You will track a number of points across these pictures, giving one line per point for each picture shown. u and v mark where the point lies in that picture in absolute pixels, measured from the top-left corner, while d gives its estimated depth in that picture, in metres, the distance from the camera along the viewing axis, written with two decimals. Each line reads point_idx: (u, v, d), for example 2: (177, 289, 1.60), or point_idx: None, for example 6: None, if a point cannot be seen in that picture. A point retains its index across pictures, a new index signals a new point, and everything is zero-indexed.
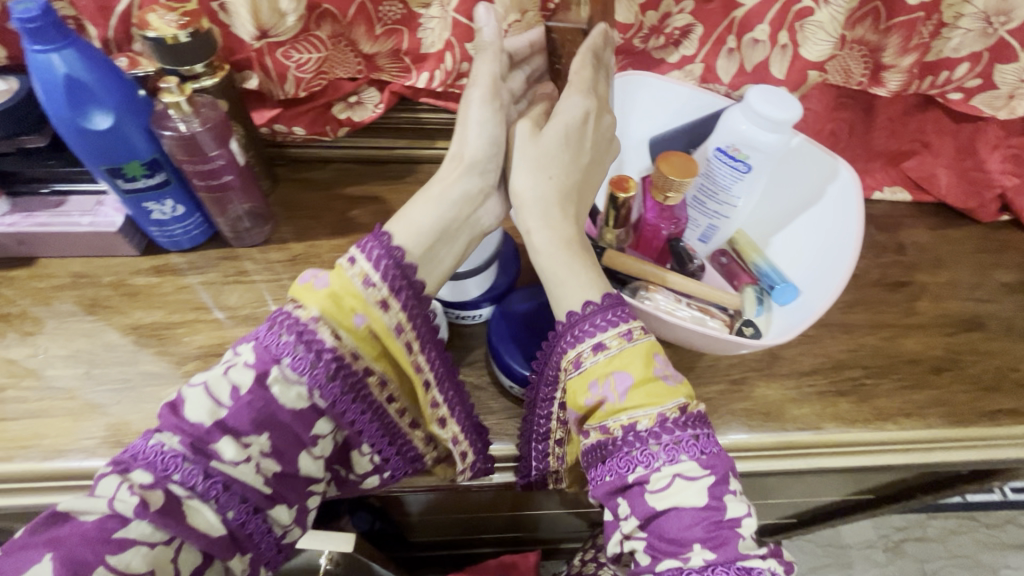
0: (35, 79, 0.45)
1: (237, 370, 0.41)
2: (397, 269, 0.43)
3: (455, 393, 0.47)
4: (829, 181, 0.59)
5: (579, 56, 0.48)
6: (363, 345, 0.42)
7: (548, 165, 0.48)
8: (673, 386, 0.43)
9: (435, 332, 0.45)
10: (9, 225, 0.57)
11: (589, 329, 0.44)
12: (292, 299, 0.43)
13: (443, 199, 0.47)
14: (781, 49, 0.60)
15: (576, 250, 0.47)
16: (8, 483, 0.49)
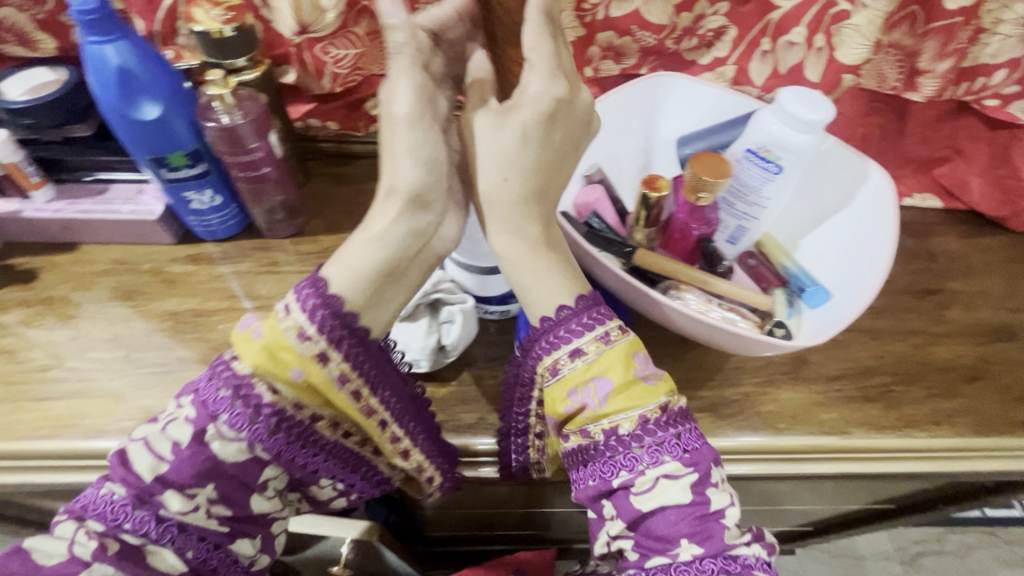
0: (89, 70, 0.47)
1: (177, 424, 0.41)
2: (335, 317, 0.41)
3: (418, 425, 0.47)
4: (860, 184, 0.58)
5: (529, 27, 0.42)
6: (304, 394, 0.41)
7: (510, 163, 0.44)
8: (653, 386, 0.43)
9: (387, 369, 0.44)
10: (54, 211, 0.58)
11: (567, 334, 0.44)
12: (231, 349, 0.42)
13: (380, 237, 0.43)
14: (816, 52, 0.60)
15: (544, 252, 0.46)
16: (49, 461, 0.50)
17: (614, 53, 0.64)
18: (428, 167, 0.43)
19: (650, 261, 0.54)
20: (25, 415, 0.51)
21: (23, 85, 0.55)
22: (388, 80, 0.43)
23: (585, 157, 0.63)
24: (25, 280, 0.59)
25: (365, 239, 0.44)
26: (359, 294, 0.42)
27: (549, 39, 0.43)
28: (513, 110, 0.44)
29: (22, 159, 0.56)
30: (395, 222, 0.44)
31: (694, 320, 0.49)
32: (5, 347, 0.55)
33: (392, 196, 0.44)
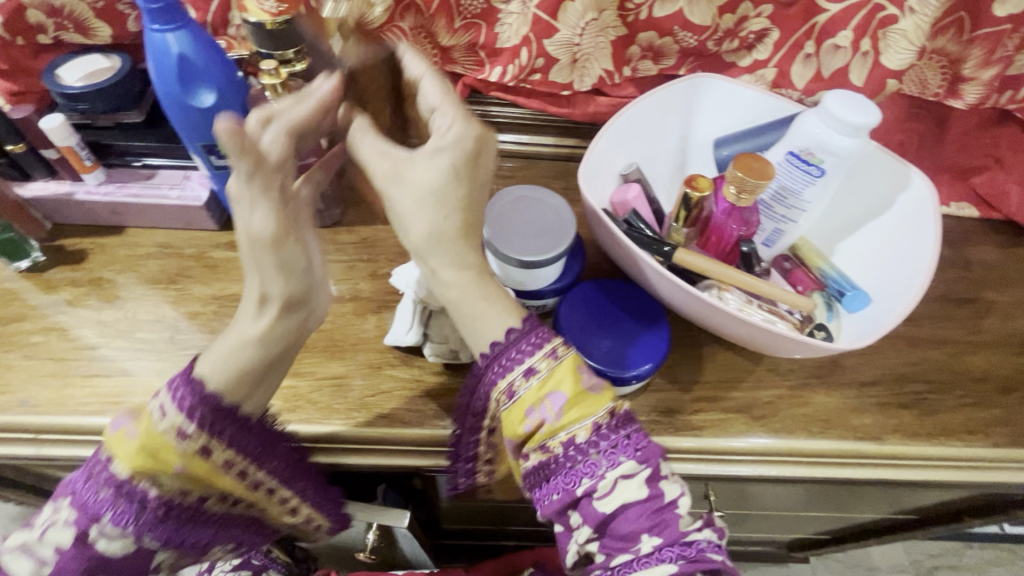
0: (150, 58, 0.48)
1: (56, 528, 0.43)
2: (212, 411, 0.43)
3: (306, 485, 0.52)
4: (900, 190, 0.58)
5: (423, 82, 0.45)
6: (188, 483, 0.44)
7: (440, 199, 0.43)
8: (600, 393, 0.44)
9: (272, 442, 0.48)
10: (104, 195, 0.60)
11: (517, 355, 0.44)
12: (106, 448, 0.43)
13: (248, 338, 0.43)
14: (862, 56, 0.59)
15: (482, 283, 0.45)
16: (95, 437, 0.52)
17: (654, 53, 0.64)
18: (301, 260, 0.42)
19: (690, 261, 0.53)
20: (76, 391, 0.53)
21: (79, 71, 0.57)
22: (245, 202, 0.39)
23: (621, 157, 0.64)
24: (74, 260, 0.61)
25: (232, 339, 0.43)
26: (236, 385, 0.43)
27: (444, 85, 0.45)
28: (434, 147, 0.43)
29: (76, 143, 0.56)
30: (266, 324, 0.43)
31: (736, 318, 0.49)
32: (56, 324, 0.56)
33: (255, 302, 0.42)
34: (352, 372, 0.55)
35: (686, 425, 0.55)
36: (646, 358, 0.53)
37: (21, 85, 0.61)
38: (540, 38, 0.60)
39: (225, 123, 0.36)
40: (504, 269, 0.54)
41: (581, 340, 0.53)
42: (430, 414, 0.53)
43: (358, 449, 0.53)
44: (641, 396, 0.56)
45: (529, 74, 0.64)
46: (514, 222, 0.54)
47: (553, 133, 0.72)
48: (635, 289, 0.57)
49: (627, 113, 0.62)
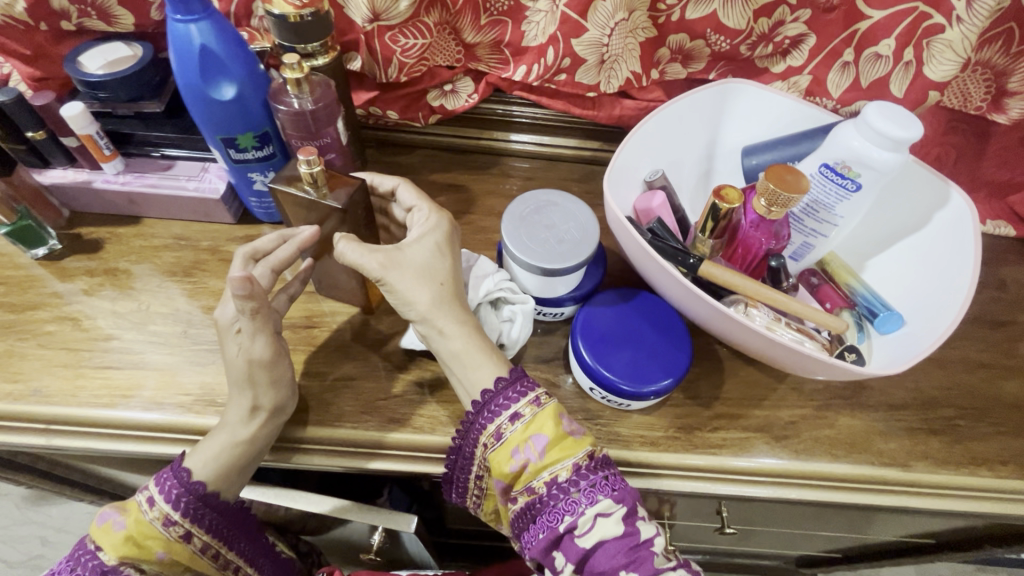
0: (172, 49, 0.47)
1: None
2: (196, 500, 0.46)
3: (266, 560, 0.53)
4: (937, 207, 0.56)
5: (404, 194, 0.52)
6: (168, 567, 0.46)
7: (432, 273, 0.47)
8: (582, 435, 0.45)
9: (243, 523, 0.50)
10: (122, 185, 0.60)
11: (504, 402, 0.45)
12: (93, 540, 0.46)
13: (238, 439, 0.47)
14: (904, 66, 0.57)
15: (481, 338, 0.47)
16: (105, 430, 0.51)
17: (683, 56, 0.62)
18: (279, 370, 0.48)
19: (717, 275, 0.51)
20: (88, 382, 0.52)
21: (100, 59, 0.56)
22: (247, 332, 0.46)
23: (647, 163, 0.62)
24: (90, 249, 0.60)
25: (219, 439, 0.47)
26: (221, 476, 0.47)
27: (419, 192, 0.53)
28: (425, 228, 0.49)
29: (95, 131, 0.56)
30: (252, 424, 0.48)
31: (763, 336, 0.47)
32: (71, 314, 0.56)
33: (241, 408, 0.47)
34: (363, 375, 0.54)
35: (704, 443, 0.53)
36: (666, 373, 0.51)
37: (42, 71, 0.60)
38: (567, 38, 0.59)
39: (237, 276, 0.43)
40: (523, 275, 0.53)
41: (599, 351, 0.52)
42: (442, 420, 0.52)
43: (366, 453, 0.51)
44: (658, 410, 0.54)
45: (554, 75, 0.62)
46: (534, 229, 0.53)
47: (576, 136, 0.71)
48: (657, 301, 0.56)
49: (655, 118, 0.60)
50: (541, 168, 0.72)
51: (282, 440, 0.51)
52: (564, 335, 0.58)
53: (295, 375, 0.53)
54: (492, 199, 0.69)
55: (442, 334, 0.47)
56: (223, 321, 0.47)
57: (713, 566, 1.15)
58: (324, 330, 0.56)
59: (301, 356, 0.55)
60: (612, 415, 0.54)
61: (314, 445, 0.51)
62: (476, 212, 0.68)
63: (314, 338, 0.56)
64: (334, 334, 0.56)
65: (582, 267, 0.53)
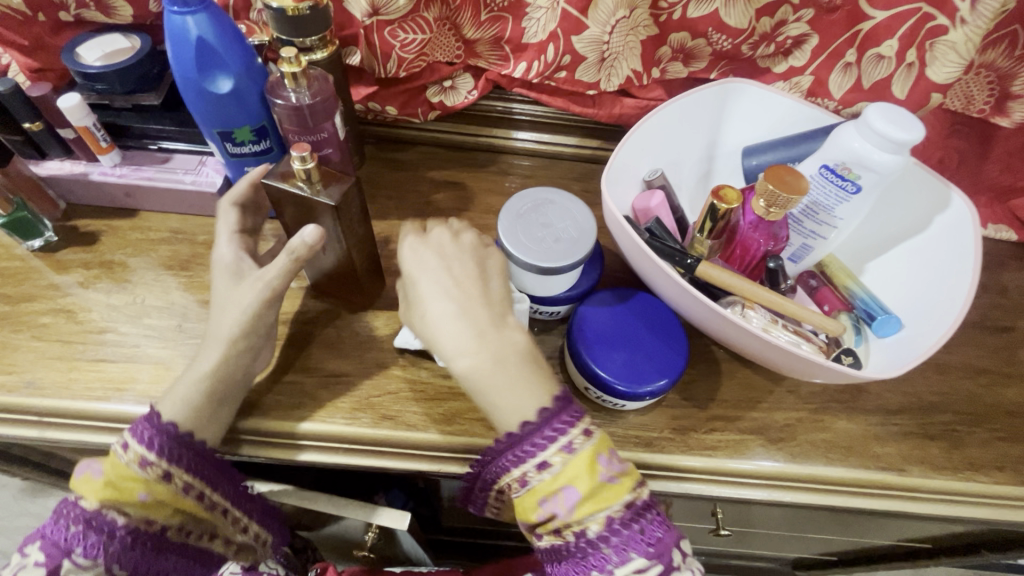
0: (169, 42, 0.47)
1: (27, 569, 0.44)
2: (171, 440, 0.45)
3: (255, 505, 0.52)
4: (937, 211, 0.56)
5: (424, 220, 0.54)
6: (152, 510, 0.45)
7: (447, 281, 0.48)
8: (617, 484, 0.43)
9: (223, 466, 0.48)
10: (119, 177, 0.59)
11: (532, 448, 0.44)
12: (75, 490, 0.46)
13: (203, 372, 0.47)
14: (906, 68, 0.56)
15: (508, 356, 0.46)
16: (98, 423, 0.51)
17: (685, 55, 0.62)
18: (266, 310, 0.49)
19: (714, 275, 0.51)
20: (82, 375, 0.52)
21: (98, 50, 0.56)
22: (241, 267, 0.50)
23: (647, 161, 0.61)
24: (86, 242, 0.60)
25: (190, 379, 0.47)
26: (197, 416, 0.46)
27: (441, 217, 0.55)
28: (419, 254, 0.50)
29: (92, 124, 0.55)
30: (220, 354, 0.48)
31: (760, 338, 0.47)
32: (66, 306, 0.56)
33: (215, 339, 0.48)
34: (358, 371, 0.54)
35: (699, 444, 0.53)
36: (662, 374, 0.51)
37: (41, 62, 0.60)
38: (568, 35, 0.58)
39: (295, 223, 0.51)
40: (519, 273, 0.53)
41: (595, 350, 0.52)
42: (436, 418, 0.52)
43: (360, 450, 0.51)
44: (654, 411, 0.54)
45: (555, 72, 0.62)
46: (530, 227, 0.53)
47: (576, 134, 0.70)
48: (653, 300, 0.55)
49: (655, 116, 0.59)
50: (541, 166, 0.72)
51: (275, 436, 0.51)
52: (560, 334, 0.58)
53: (290, 371, 0.53)
54: (490, 196, 0.69)
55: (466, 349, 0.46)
56: (220, 260, 0.51)
57: (709, 567, 1.14)
58: (320, 326, 0.56)
59: (296, 352, 0.54)
60: (607, 415, 0.54)
61: (307, 441, 0.51)
62: (474, 209, 0.68)
63: (310, 334, 0.56)
64: (330, 330, 0.56)
65: (579, 266, 0.52)
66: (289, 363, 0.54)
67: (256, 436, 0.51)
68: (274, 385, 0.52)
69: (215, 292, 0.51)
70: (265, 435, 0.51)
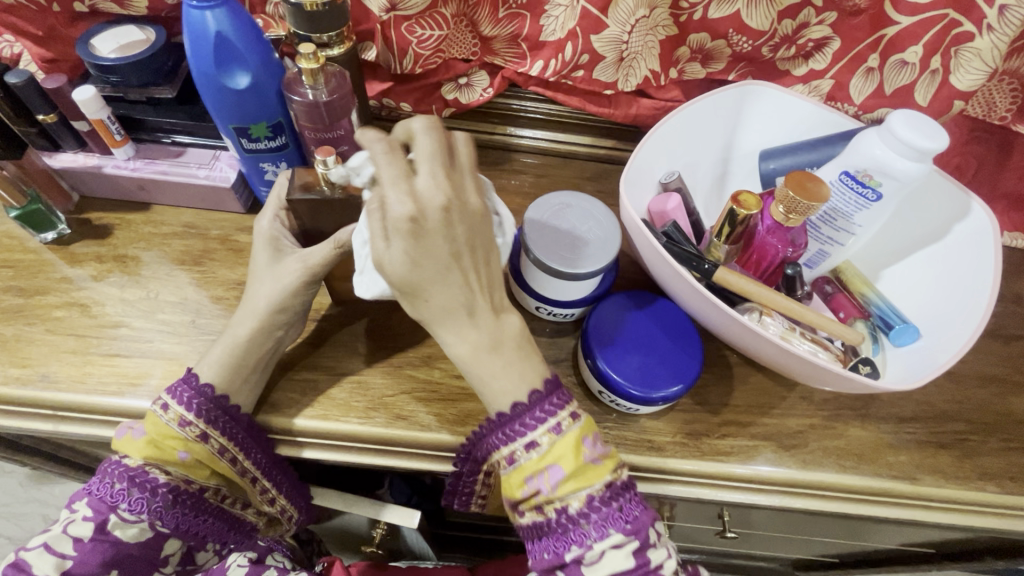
0: (188, 36, 0.47)
1: (76, 523, 0.44)
2: (209, 402, 0.46)
3: (284, 476, 0.52)
4: (957, 219, 0.55)
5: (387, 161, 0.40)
6: (192, 470, 0.46)
7: (439, 275, 0.40)
8: (600, 464, 0.44)
9: (259, 434, 0.49)
10: (133, 170, 0.59)
11: (521, 428, 0.44)
12: (118, 451, 0.46)
13: (238, 338, 0.48)
14: (930, 74, 0.56)
15: (506, 346, 0.44)
16: (113, 418, 0.51)
17: (703, 56, 0.61)
18: (305, 291, 0.49)
19: (731, 281, 0.51)
20: (96, 369, 0.52)
21: (113, 42, 0.55)
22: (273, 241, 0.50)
23: (664, 163, 0.61)
24: (100, 235, 0.60)
25: (223, 343, 0.48)
26: (230, 382, 0.48)
27: (442, 155, 0.40)
28: (423, 237, 0.39)
29: (107, 117, 0.55)
30: (255, 324, 0.49)
31: (778, 346, 0.47)
32: (80, 299, 0.56)
33: (251, 310, 0.49)
34: (371, 371, 0.53)
35: (712, 450, 0.53)
36: (677, 380, 0.51)
37: (54, 52, 0.59)
38: (587, 33, 0.57)
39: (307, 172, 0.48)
40: (544, 279, 0.52)
41: (609, 353, 0.52)
42: (450, 419, 0.51)
43: (373, 449, 0.51)
44: (666, 415, 0.54)
45: (572, 71, 0.61)
46: (556, 234, 0.52)
47: (591, 133, 0.70)
48: (671, 306, 0.55)
49: (674, 118, 0.59)
50: (554, 165, 0.71)
51: (287, 435, 0.51)
52: (573, 336, 0.58)
53: (303, 369, 0.53)
54: (503, 195, 0.69)
55: (454, 337, 0.43)
56: (260, 232, 0.50)
57: (710, 566, 1.15)
58: (333, 325, 0.56)
59: (309, 350, 0.54)
60: (619, 418, 0.53)
61: (321, 441, 0.51)
62: None
63: (322, 332, 0.55)
64: (343, 329, 0.56)
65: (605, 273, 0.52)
66: (302, 361, 0.54)
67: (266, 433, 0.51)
68: (287, 384, 0.52)
69: (255, 264, 0.51)
70: (277, 433, 0.51)
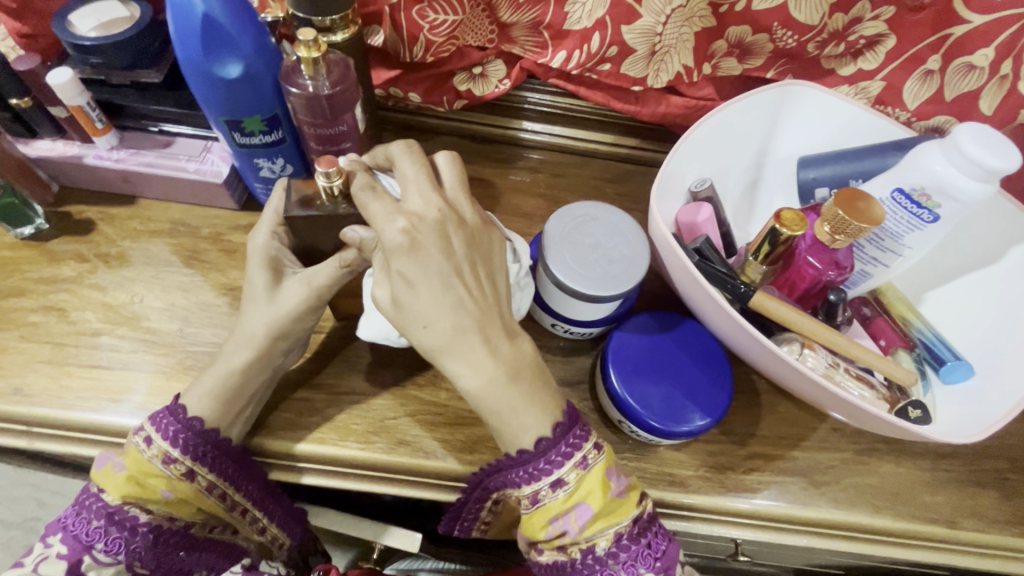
0: (173, 18, 0.41)
1: (48, 561, 0.41)
2: (197, 437, 0.43)
3: (278, 506, 0.49)
4: (1015, 242, 0.50)
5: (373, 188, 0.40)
6: (176, 508, 0.43)
7: (440, 296, 0.39)
8: (627, 499, 0.41)
9: (251, 465, 0.46)
10: (116, 162, 0.54)
11: (546, 466, 0.40)
12: (95, 482, 0.43)
13: (234, 367, 0.44)
14: (998, 80, 0.50)
15: (525, 376, 0.40)
16: (94, 434, 0.48)
17: (741, 50, 0.55)
18: (308, 315, 0.46)
19: (770, 308, 0.46)
20: (74, 382, 0.48)
21: (92, 18, 0.50)
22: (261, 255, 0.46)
23: (694, 169, 0.56)
24: (81, 231, 0.56)
25: (215, 372, 0.44)
26: (220, 411, 0.44)
27: (426, 173, 0.42)
28: (420, 250, 0.39)
29: (85, 103, 0.50)
30: (252, 353, 0.45)
31: (823, 386, 0.43)
32: (57, 304, 0.51)
33: (248, 339, 0.45)
34: (373, 390, 0.49)
35: (737, 486, 0.49)
36: (703, 412, 0.47)
37: (31, 27, 0.53)
38: (617, 24, 0.52)
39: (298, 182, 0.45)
40: (566, 300, 0.48)
41: (632, 381, 0.48)
42: (456, 446, 0.47)
43: (375, 475, 0.48)
44: (689, 447, 0.50)
45: (597, 64, 0.55)
46: (577, 249, 0.48)
47: (613, 131, 0.64)
48: (699, 331, 0.51)
49: (707, 121, 0.53)
50: (573, 164, 0.66)
51: (281, 456, 0.48)
52: (590, 354, 0.54)
53: (298, 387, 0.49)
54: (518, 197, 0.64)
55: (466, 371, 0.39)
56: (255, 247, 0.47)
57: None
58: (331, 338, 0.52)
59: (305, 365, 0.50)
60: (638, 449, 0.50)
61: (319, 464, 0.48)
62: (500, 212, 0.63)
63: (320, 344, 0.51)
64: (342, 343, 0.52)
65: (633, 290, 0.48)
66: (298, 378, 0.50)
67: (262, 457, 0.48)
68: (282, 402, 0.49)
69: (250, 285, 0.46)
70: (270, 455, 0.48)
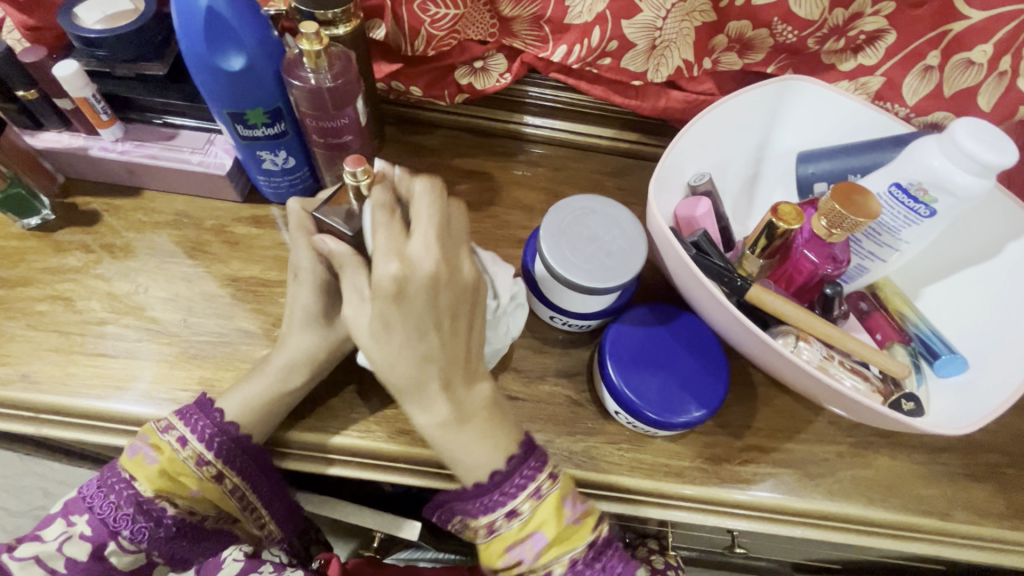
0: (177, 12, 0.42)
1: (72, 542, 0.43)
2: (229, 442, 0.44)
3: (284, 508, 0.50)
4: (1012, 237, 0.50)
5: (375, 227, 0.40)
6: (198, 504, 0.45)
7: (410, 342, 0.41)
8: (580, 526, 0.43)
9: (271, 472, 0.48)
10: (121, 154, 0.55)
11: (502, 496, 0.43)
12: (125, 466, 0.44)
13: (285, 385, 0.46)
14: (997, 76, 0.51)
15: (478, 421, 0.43)
16: (101, 421, 0.49)
17: (742, 45, 0.55)
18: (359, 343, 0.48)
19: (766, 301, 0.47)
20: (81, 370, 0.49)
21: (97, 11, 0.50)
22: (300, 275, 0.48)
23: (694, 163, 0.56)
24: (87, 222, 0.56)
25: (262, 382, 0.46)
26: (256, 420, 0.46)
27: (435, 217, 0.41)
28: (405, 300, 0.39)
29: (91, 95, 0.51)
30: (307, 373, 0.47)
31: (818, 378, 0.43)
32: (64, 293, 0.52)
33: (298, 357, 0.47)
34: (371, 380, 0.50)
35: (732, 477, 0.50)
36: (700, 405, 0.47)
37: (36, 19, 0.53)
38: (618, 18, 0.52)
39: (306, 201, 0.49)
40: (565, 293, 0.49)
41: (629, 372, 0.48)
42: None
43: (377, 463, 0.49)
44: (685, 438, 0.51)
45: (598, 58, 0.55)
46: (577, 242, 0.48)
47: (613, 126, 0.65)
48: (699, 324, 0.51)
49: (707, 116, 0.54)
50: (574, 158, 0.67)
51: (284, 443, 0.49)
52: (589, 345, 0.54)
53: None
54: (518, 190, 0.64)
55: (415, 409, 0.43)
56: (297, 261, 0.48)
57: None
58: None
59: None
60: (634, 440, 0.50)
61: (320, 451, 0.49)
62: (500, 205, 0.63)
63: None
64: None
65: (631, 282, 0.49)
66: None
67: (281, 454, 0.49)
68: None
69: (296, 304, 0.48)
70: (273, 443, 0.49)
